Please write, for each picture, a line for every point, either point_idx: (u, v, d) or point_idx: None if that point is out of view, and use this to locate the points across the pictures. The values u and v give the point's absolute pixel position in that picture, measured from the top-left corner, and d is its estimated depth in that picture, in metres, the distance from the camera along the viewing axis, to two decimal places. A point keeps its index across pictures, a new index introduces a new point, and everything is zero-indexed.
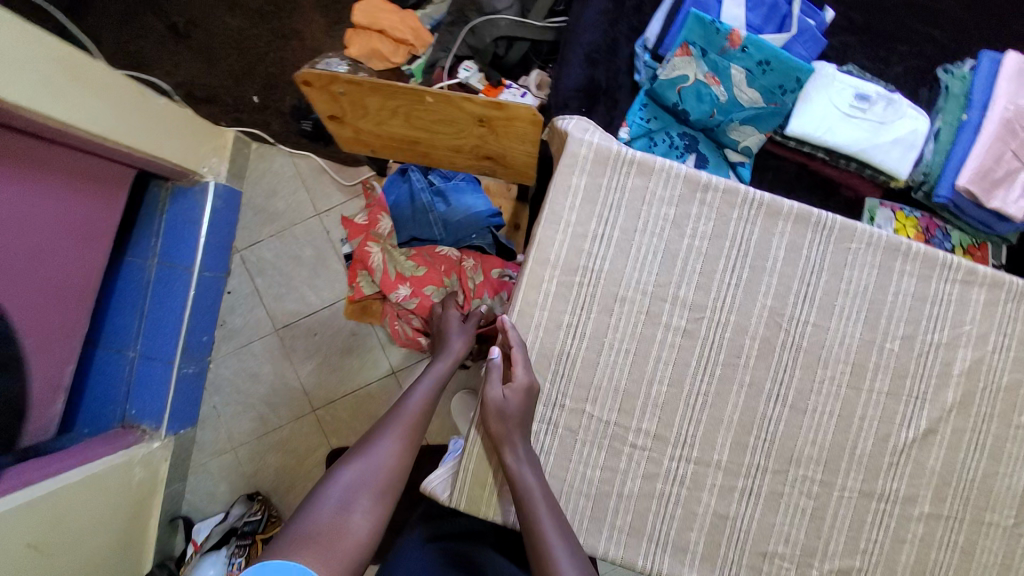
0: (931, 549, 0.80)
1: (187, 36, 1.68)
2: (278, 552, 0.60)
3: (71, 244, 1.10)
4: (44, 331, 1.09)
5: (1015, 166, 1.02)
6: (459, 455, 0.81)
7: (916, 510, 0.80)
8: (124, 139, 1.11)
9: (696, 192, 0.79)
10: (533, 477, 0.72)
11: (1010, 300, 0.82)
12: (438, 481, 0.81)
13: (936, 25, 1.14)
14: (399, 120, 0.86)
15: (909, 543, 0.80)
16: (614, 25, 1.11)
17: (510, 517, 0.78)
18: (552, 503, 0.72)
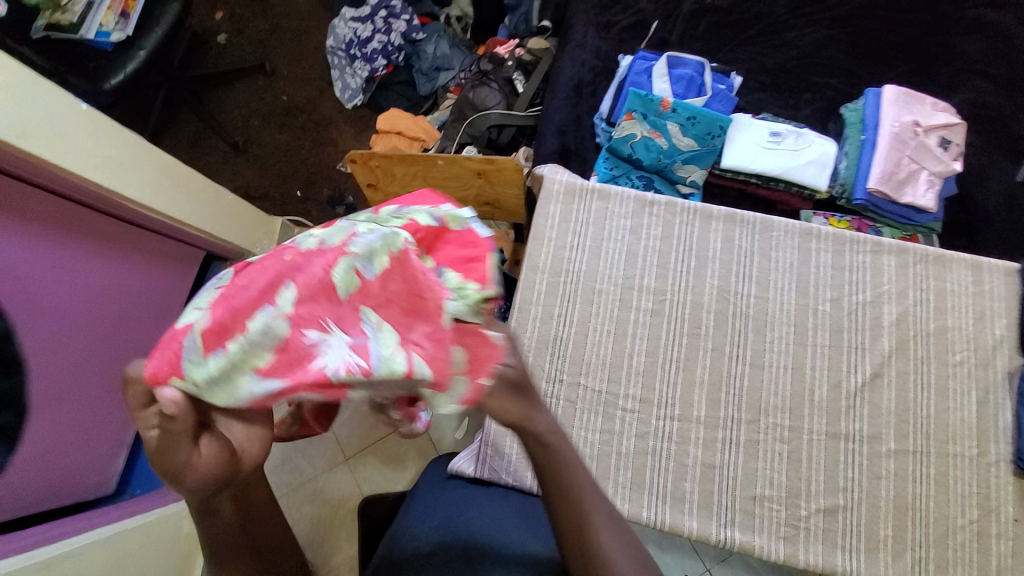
0: (908, 482, 0.89)
1: (245, 150, 2.12)
2: None
3: (147, 311, 1.35)
4: (116, 388, 1.27)
5: (914, 168, 1.23)
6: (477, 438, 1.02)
7: (883, 447, 0.90)
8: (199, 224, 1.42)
9: (645, 207, 1.04)
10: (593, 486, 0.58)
11: (919, 261, 0.98)
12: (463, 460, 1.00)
13: (830, 77, 1.45)
14: (417, 181, 1.13)
15: (886, 479, 0.89)
16: (576, 106, 1.46)
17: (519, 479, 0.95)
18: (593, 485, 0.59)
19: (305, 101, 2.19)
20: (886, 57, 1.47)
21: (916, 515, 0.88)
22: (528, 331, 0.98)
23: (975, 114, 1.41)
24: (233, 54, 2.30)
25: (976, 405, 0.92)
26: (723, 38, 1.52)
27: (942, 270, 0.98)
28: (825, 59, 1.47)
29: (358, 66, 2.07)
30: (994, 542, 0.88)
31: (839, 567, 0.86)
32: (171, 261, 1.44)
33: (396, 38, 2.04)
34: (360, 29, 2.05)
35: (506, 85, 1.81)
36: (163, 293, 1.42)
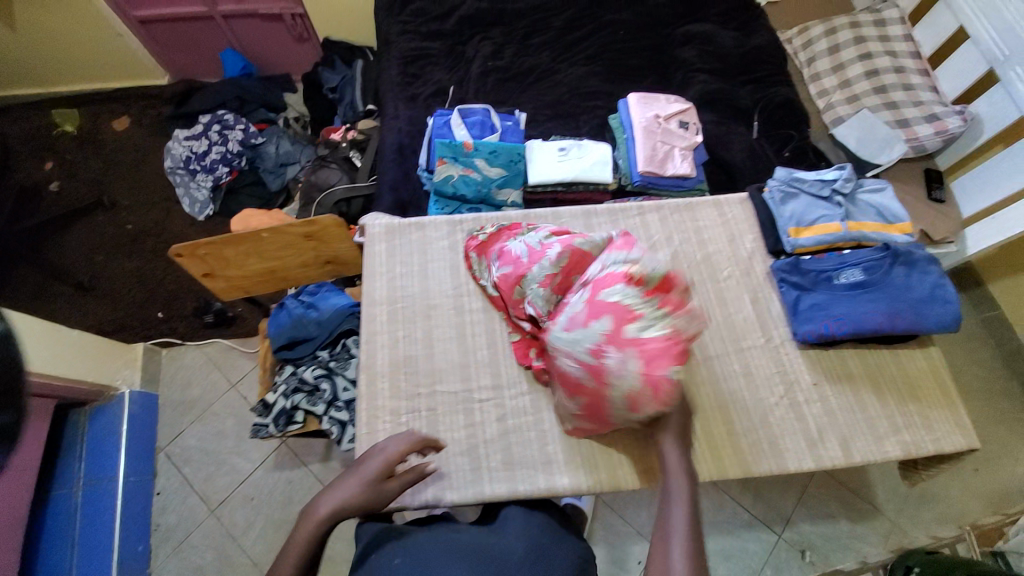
0: (722, 381, 1.02)
1: (94, 287, 2.05)
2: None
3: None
4: None
5: (667, 147, 1.53)
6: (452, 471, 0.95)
7: (695, 358, 1.04)
8: (46, 370, 1.45)
9: (457, 227, 1.20)
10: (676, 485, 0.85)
11: (674, 211, 1.22)
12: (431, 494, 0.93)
13: (597, 100, 1.81)
14: (252, 258, 1.21)
15: (705, 383, 1.02)
16: (402, 166, 1.67)
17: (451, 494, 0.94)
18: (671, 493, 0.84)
19: (153, 225, 2.19)
20: (633, 76, 1.86)
21: (739, 407, 1.00)
22: (378, 357, 1.05)
23: (714, 94, 1.76)
24: (69, 200, 2.26)
25: (752, 305, 1.10)
26: (508, 89, 1.84)
27: (693, 212, 1.21)
28: (590, 87, 1.83)
29: (201, 178, 2.15)
30: (806, 407, 1.00)
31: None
32: None
33: (234, 146, 2.16)
34: (196, 145, 2.17)
35: (344, 163, 1.98)
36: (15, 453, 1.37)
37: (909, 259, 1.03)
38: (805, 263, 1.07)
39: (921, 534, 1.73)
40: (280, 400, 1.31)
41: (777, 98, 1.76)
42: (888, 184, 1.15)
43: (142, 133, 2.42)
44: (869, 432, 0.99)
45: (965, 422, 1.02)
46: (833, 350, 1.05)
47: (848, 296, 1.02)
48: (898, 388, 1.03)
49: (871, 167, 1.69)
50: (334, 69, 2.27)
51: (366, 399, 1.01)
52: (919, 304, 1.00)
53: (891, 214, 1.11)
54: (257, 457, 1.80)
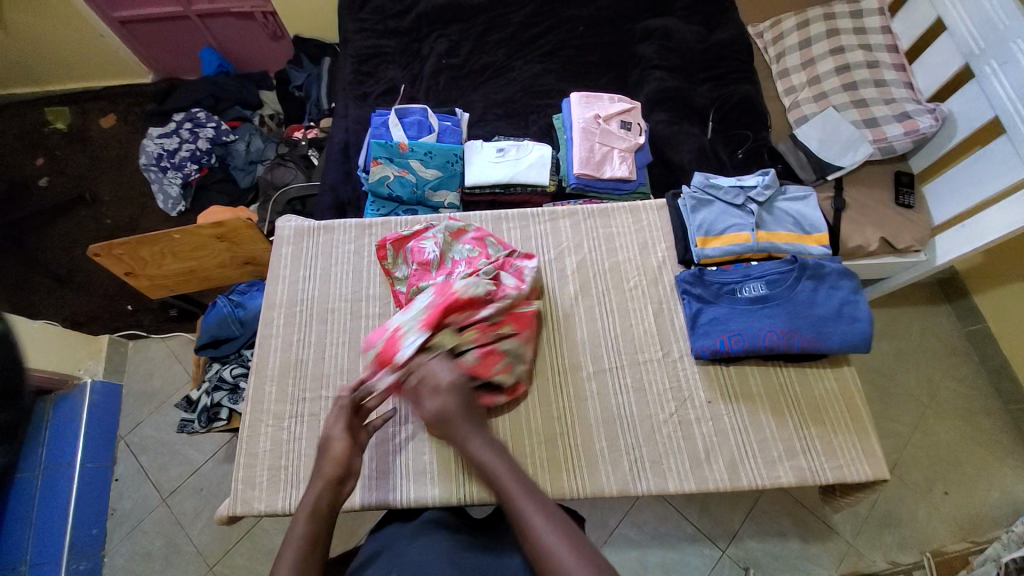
0: (609, 396, 0.99)
1: (70, 279, 2.11)
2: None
3: None
4: None
5: (606, 149, 1.49)
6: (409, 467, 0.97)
7: (584, 372, 1.02)
8: None
9: (365, 230, 1.19)
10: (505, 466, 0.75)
11: (588, 217, 1.17)
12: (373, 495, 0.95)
13: (549, 97, 1.76)
14: (169, 258, 1.25)
15: (591, 398, 1.00)
16: (346, 165, 1.67)
17: (379, 498, 0.94)
18: (530, 489, 0.74)
19: (128, 221, 2.24)
20: (588, 74, 1.81)
21: (623, 424, 0.97)
22: (269, 361, 1.06)
23: (669, 92, 1.69)
24: (53, 197, 2.27)
25: (653, 317, 1.06)
26: (460, 87, 1.80)
27: (607, 218, 1.17)
28: (543, 84, 1.79)
29: (170, 176, 2.18)
30: (695, 426, 0.96)
31: (565, 488, 0.93)
32: None
33: (203, 144, 2.19)
34: (167, 142, 2.21)
35: (302, 161, 2.00)
36: None
37: (817, 273, 0.98)
38: (709, 275, 1.02)
39: (880, 559, 1.61)
40: (203, 398, 1.34)
41: (734, 97, 1.68)
42: (812, 192, 1.09)
43: (127, 130, 2.43)
44: (761, 455, 0.94)
45: (872, 449, 0.96)
46: (733, 366, 1.00)
47: (747, 311, 0.97)
48: (801, 411, 0.98)
49: (834, 169, 1.59)
50: (301, 68, 2.30)
51: (252, 402, 1.03)
52: (821, 321, 0.95)
53: (808, 223, 1.05)
54: (209, 449, 1.82)
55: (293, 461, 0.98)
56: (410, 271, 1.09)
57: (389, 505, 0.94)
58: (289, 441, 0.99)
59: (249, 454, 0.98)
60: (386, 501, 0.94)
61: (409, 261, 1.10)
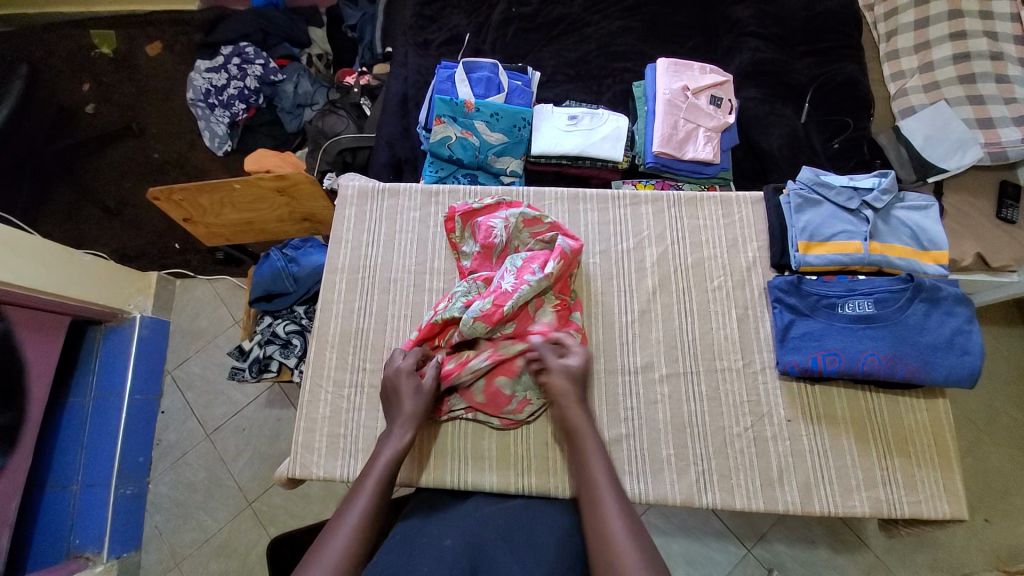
0: (682, 402, 0.94)
1: (122, 213, 2.11)
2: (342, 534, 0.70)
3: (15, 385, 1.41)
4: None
5: (690, 127, 1.35)
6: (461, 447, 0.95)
7: (656, 374, 0.96)
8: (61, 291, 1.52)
9: (432, 197, 1.12)
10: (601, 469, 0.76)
11: (673, 205, 1.07)
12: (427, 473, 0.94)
13: (627, 61, 1.60)
14: (227, 208, 1.22)
15: (662, 403, 0.94)
16: (404, 120, 1.58)
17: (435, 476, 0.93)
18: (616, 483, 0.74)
19: (176, 156, 2.20)
20: (674, 36, 1.62)
21: (694, 432, 0.92)
22: (330, 327, 1.03)
23: (763, 66, 1.52)
24: (103, 124, 2.23)
25: (736, 323, 0.98)
26: (530, 42, 1.65)
27: (694, 208, 1.07)
28: (622, 44, 1.62)
29: (218, 114, 2.11)
30: (771, 444, 0.91)
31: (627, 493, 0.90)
32: (36, 329, 1.47)
33: (252, 82, 2.10)
34: (215, 78, 2.13)
35: (354, 110, 1.91)
36: (33, 360, 1.46)
37: (933, 296, 0.88)
38: (807, 285, 0.93)
39: None
40: (255, 349, 1.34)
41: (837, 78, 1.51)
42: (935, 202, 0.97)
43: (175, 61, 2.35)
44: (838, 482, 0.89)
45: (956, 488, 0.91)
46: (819, 385, 0.94)
47: (848, 330, 0.89)
48: (886, 440, 0.92)
49: (937, 172, 1.43)
50: (356, 6, 2.15)
51: (313, 368, 1.01)
52: (929, 350, 0.86)
53: (928, 239, 0.94)
54: (252, 392, 1.85)
55: (351, 431, 0.96)
56: (475, 253, 1.03)
57: (442, 485, 0.93)
58: (348, 411, 0.97)
59: (308, 419, 0.97)
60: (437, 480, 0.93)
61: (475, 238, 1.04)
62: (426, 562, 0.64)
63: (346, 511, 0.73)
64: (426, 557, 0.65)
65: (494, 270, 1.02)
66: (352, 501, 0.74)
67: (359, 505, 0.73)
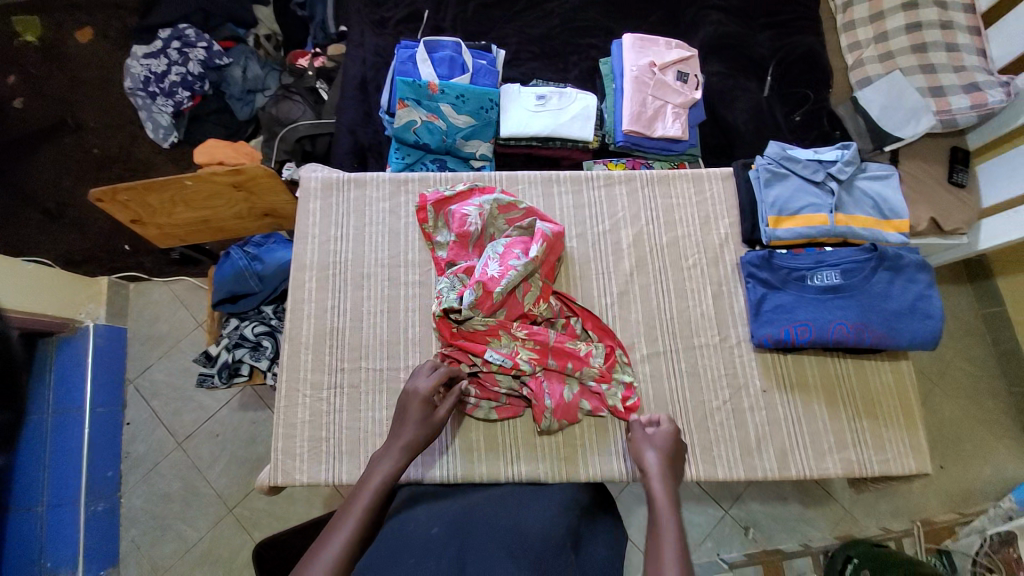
0: (663, 380, 0.96)
1: (60, 215, 1.95)
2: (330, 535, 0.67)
3: None
4: None
5: (658, 104, 1.35)
6: (446, 441, 0.94)
7: (637, 354, 0.97)
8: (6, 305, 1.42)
9: (401, 187, 1.08)
10: (662, 488, 0.74)
11: (646, 185, 1.07)
12: (415, 469, 0.92)
13: (592, 37, 1.57)
14: (180, 206, 1.13)
15: (644, 382, 0.96)
16: (365, 105, 1.50)
17: (424, 473, 0.92)
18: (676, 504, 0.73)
19: (117, 150, 2.04)
20: (638, 11, 1.60)
21: (676, 408, 0.94)
22: (303, 328, 0.99)
23: (726, 40, 1.52)
24: (30, 119, 2.04)
25: (712, 299, 1.00)
26: (492, 18, 1.59)
27: (667, 188, 1.07)
28: (586, 20, 1.58)
29: (160, 103, 1.96)
30: (749, 414, 0.95)
31: (614, 472, 0.93)
32: None
33: (194, 68, 1.94)
34: (154, 64, 1.96)
35: (310, 95, 1.80)
36: None
37: (895, 264, 0.92)
38: (778, 259, 0.95)
39: (871, 523, 1.72)
40: (223, 353, 1.28)
41: (798, 50, 1.53)
42: (894, 171, 1.00)
43: (105, 45, 2.14)
44: (812, 447, 0.94)
45: (919, 444, 0.97)
46: (792, 355, 0.97)
47: (819, 300, 0.92)
48: (855, 404, 0.96)
49: (893, 140, 1.48)
50: None
51: (287, 371, 0.96)
52: (893, 316, 0.90)
53: (889, 208, 0.97)
54: (224, 396, 1.78)
55: (333, 433, 0.94)
56: (451, 242, 1.01)
57: (429, 481, 0.92)
58: (329, 412, 0.94)
59: (286, 425, 0.94)
60: (423, 475, 0.92)
61: (450, 227, 1.01)
62: (414, 551, 0.65)
63: (333, 532, 0.67)
64: (417, 542, 0.67)
65: (472, 259, 1.00)
66: (339, 523, 0.68)
67: (348, 526, 0.68)
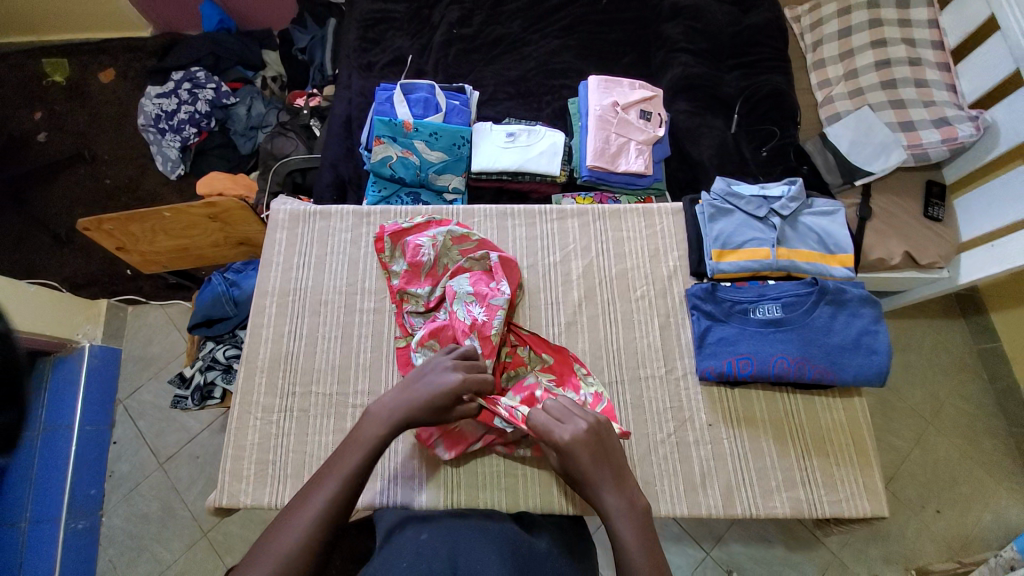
0: None
1: (71, 240, 2.07)
2: (305, 498, 0.66)
3: None
4: None
5: (622, 141, 1.40)
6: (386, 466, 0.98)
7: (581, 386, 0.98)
8: None
9: (364, 219, 1.13)
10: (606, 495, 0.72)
11: (598, 219, 1.11)
12: None
13: (566, 78, 1.65)
14: (161, 235, 1.24)
15: None
16: (349, 141, 1.59)
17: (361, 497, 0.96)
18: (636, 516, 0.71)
19: (128, 182, 2.17)
20: (610, 54, 1.68)
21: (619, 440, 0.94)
22: (260, 353, 1.03)
23: (694, 80, 1.58)
24: (53, 153, 2.20)
25: (659, 331, 1.01)
26: (471, 61, 1.68)
27: (618, 222, 1.10)
28: (560, 62, 1.66)
29: (169, 138, 2.10)
30: (693, 448, 0.94)
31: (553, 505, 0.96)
32: None
33: (202, 106, 2.09)
34: (165, 103, 2.11)
35: (303, 132, 1.92)
36: None
37: (838, 298, 0.92)
38: (722, 292, 0.97)
39: (863, 571, 1.62)
40: (196, 375, 1.32)
41: (765, 88, 1.57)
42: (841, 208, 1.01)
43: (127, 86, 2.32)
44: (759, 484, 0.92)
45: (875, 486, 0.94)
46: (738, 389, 0.97)
47: (760, 333, 0.93)
48: (805, 441, 0.95)
49: (863, 175, 1.48)
50: (305, 29, 2.16)
51: (241, 394, 1.00)
52: (836, 350, 0.90)
53: (833, 242, 0.99)
54: (205, 419, 1.82)
55: (279, 456, 0.96)
56: (404, 271, 1.04)
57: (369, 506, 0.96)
58: (277, 436, 0.97)
59: (235, 446, 0.97)
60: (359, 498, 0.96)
61: (405, 256, 1.05)
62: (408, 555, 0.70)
63: (315, 491, 0.67)
64: (409, 547, 0.73)
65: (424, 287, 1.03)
66: (318, 486, 0.68)
67: (321, 497, 0.66)
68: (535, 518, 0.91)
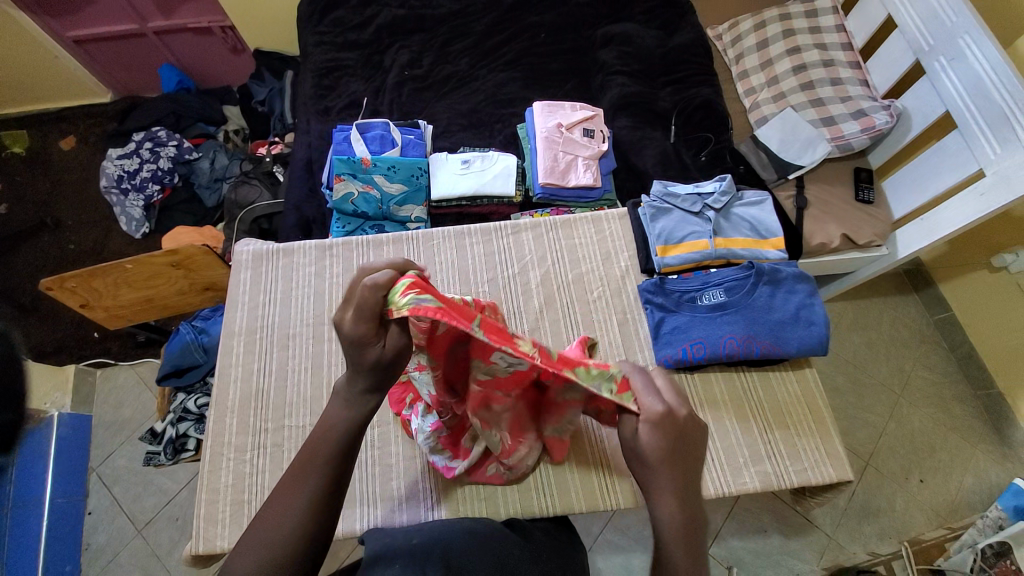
0: None
1: (35, 309, 2.03)
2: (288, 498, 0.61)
3: None
4: None
5: (569, 158, 1.49)
6: (372, 489, 1.02)
7: None
8: None
9: (327, 251, 1.17)
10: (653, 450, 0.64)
11: (550, 229, 1.17)
12: None
13: (514, 106, 1.76)
14: (125, 288, 1.25)
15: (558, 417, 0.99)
16: (311, 182, 1.65)
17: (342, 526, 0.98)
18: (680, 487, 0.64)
19: (93, 245, 2.16)
20: (552, 82, 1.80)
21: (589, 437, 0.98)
22: (230, 392, 1.03)
23: (632, 98, 1.71)
24: (14, 223, 2.19)
25: (617, 328, 1.06)
26: (424, 99, 1.78)
27: (570, 230, 1.17)
28: (508, 92, 1.78)
29: (132, 198, 2.12)
30: None
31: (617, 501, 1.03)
32: None
33: (165, 163, 2.12)
34: (127, 163, 2.14)
35: (267, 179, 1.97)
36: None
37: (774, 278, 1.00)
38: (670, 284, 1.03)
39: (859, 550, 1.64)
40: (168, 429, 1.30)
41: (695, 101, 1.71)
42: (768, 196, 1.11)
43: (88, 151, 2.35)
44: (727, 463, 0.96)
45: (836, 451, 0.99)
46: (698, 374, 1.02)
47: (708, 318, 0.99)
48: (765, 416, 1.00)
49: (795, 168, 1.61)
50: (263, 82, 2.25)
51: (213, 436, 1.00)
52: (779, 326, 0.97)
53: (765, 229, 1.08)
54: (184, 477, 1.77)
55: (255, 495, 0.95)
56: None
57: (355, 533, 0.99)
58: (252, 474, 0.97)
59: (209, 490, 0.96)
60: (367, 521, 0.99)
61: None
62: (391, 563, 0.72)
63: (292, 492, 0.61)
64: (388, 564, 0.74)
65: None
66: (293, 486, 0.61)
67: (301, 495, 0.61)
68: (521, 524, 0.92)
